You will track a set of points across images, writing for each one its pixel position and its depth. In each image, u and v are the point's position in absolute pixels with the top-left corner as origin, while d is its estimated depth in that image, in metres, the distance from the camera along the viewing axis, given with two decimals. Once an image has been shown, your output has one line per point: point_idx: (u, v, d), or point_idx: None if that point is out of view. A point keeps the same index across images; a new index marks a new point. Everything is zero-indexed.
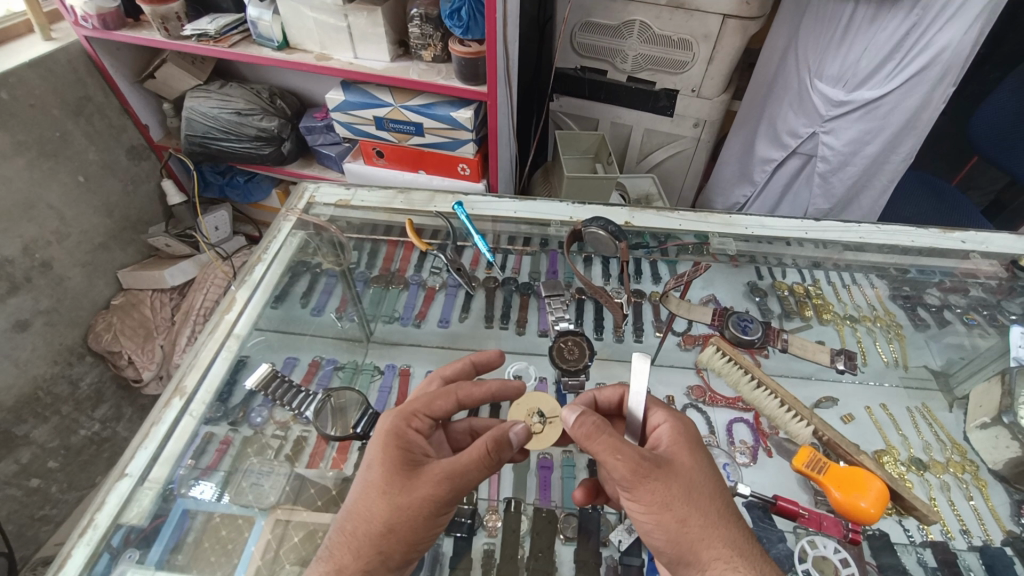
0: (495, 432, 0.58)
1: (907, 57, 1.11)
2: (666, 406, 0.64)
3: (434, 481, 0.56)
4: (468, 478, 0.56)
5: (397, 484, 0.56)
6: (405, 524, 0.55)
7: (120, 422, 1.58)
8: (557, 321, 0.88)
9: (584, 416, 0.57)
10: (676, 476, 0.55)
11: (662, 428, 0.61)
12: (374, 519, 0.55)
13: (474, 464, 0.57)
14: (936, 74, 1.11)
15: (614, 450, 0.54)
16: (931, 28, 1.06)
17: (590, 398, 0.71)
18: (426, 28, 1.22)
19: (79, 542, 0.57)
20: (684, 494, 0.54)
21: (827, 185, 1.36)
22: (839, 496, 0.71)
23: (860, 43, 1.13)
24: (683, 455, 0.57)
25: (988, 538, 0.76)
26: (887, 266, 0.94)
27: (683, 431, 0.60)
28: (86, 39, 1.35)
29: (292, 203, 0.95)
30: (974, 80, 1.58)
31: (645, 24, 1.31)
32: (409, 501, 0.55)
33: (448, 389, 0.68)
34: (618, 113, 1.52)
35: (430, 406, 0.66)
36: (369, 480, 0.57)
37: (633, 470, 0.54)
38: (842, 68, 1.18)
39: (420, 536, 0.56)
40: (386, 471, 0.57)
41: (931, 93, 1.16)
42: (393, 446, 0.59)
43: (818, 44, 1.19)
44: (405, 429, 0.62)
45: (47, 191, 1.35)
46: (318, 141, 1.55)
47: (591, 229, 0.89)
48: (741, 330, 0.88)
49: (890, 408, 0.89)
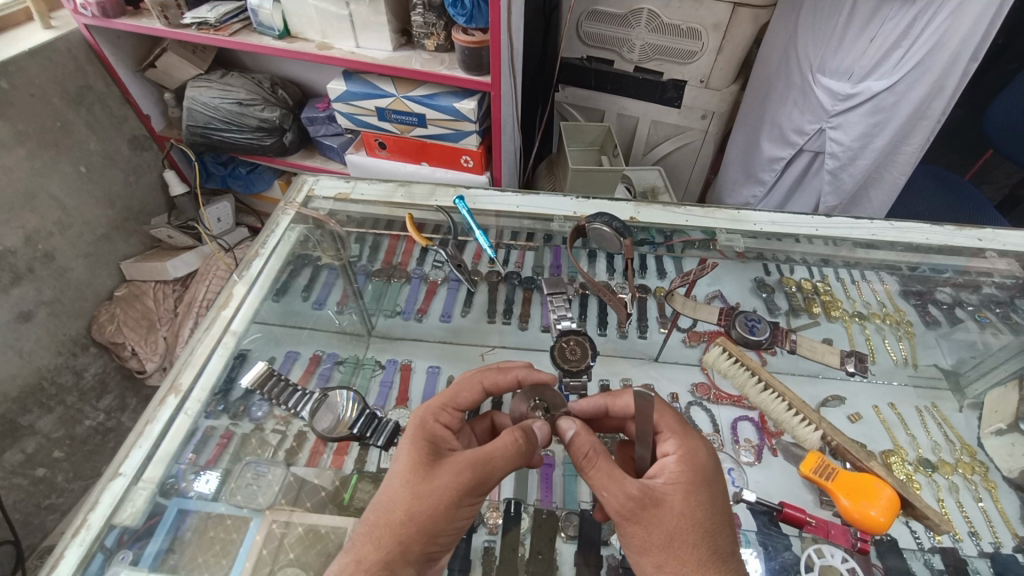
0: (523, 428, 0.60)
1: (914, 46, 1.07)
2: (679, 434, 0.60)
3: (458, 469, 0.55)
4: (494, 464, 0.56)
5: (421, 472, 0.56)
6: (425, 512, 0.53)
7: (125, 412, 1.58)
8: (559, 319, 0.84)
9: (581, 437, 0.58)
10: (661, 519, 0.54)
11: (670, 458, 0.58)
12: (396, 508, 0.54)
13: (503, 448, 0.57)
14: (944, 62, 1.07)
15: (603, 486, 0.56)
16: (939, 16, 1.02)
17: (602, 406, 0.69)
18: (429, 16, 1.19)
19: (73, 542, 0.57)
20: (665, 542, 0.53)
21: (837, 180, 1.32)
22: (847, 503, 0.70)
23: (864, 34, 1.10)
24: (677, 495, 0.55)
25: (998, 541, 0.74)
26: (900, 263, 0.90)
27: (689, 469, 0.57)
28: (86, 27, 1.33)
29: (291, 196, 0.92)
30: (989, 71, 1.54)
31: (654, 13, 1.28)
32: (432, 488, 0.54)
33: (472, 379, 0.68)
34: (624, 104, 1.49)
35: (456, 399, 0.66)
36: (395, 470, 0.57)
37: (619, 509, 0.55)
38: (845, 61, 1.15)
39: (441, 526, 0.54)
40: (410, 461, 0.57)
41: (940, 82, 1.12)
42: (420, 438, 0.59)
43: (818, 39, 1.16)
44: (431, 423, 0.62)
45: (49, 181, 1.35)
46: (320, 131, 1.53)
47: (595, 225, 0.87)
48: (748, 330, 0.85)
49: (899, 407, 0.88)
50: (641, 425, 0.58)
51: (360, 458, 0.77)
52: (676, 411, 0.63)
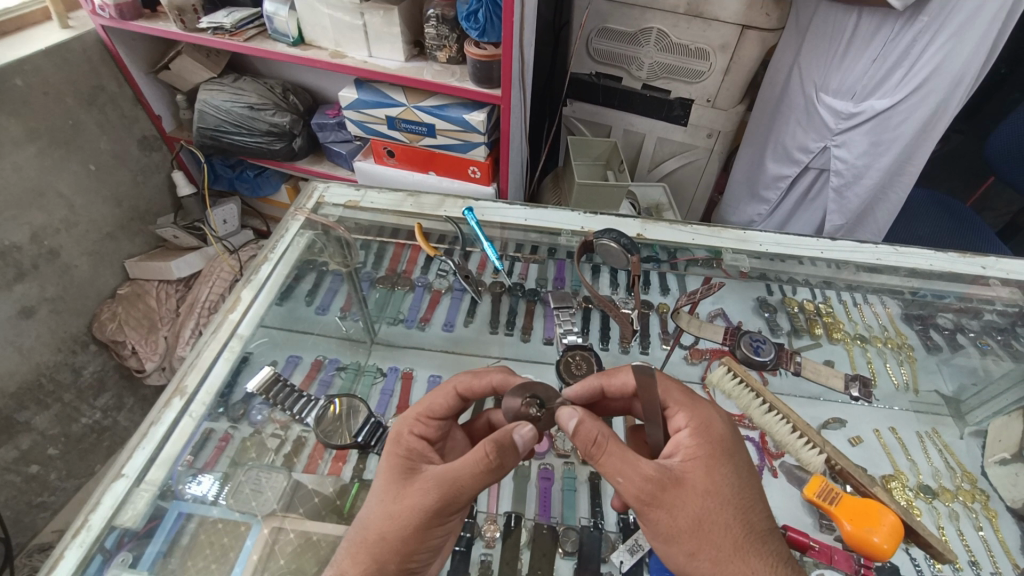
0: (496, 440, 0.53)
1: (914, 67, 1.09)
2: (689, 407, 0.61)
3: (426, 488, 0.54)
4: (462, 483, 0.54)
5: (393, 491, 0.56)
6: (396, 532, 0.53)
7: (121, 412, 1.58)
8: (565, 334, 0.88)
9: (585, 425, 0.56)
10: (682, 500, 0.53)
11: (682, 433, 0.58)
12: (370, 527, 0.54)
13: (469, 466, 0.53)
14: (947, 84, 1.08)
15: (618, 471, 0.54)
16: (938, 38, 1.04)
17: (597, 386, 0.67)
18: (442, 29, 1.21)
19: (70, 544, 0.56)
20: (692, 526, 0.52)
21: (842, 199, 1.32)
22: (850, 529, 0.69)
23: (865, 54, 1.12)
24: (697, 473, 0.54)
25: (998, 571, 0.74)
26: (902, 288, 0.90)
27: (704, 442, 0.57)
28: (102, 28, 1.35)
29: (301, 203, 0.92)
30: (992, 99, 1.56)
31: (663, 32, 1.29)
32: (398, 509, 0.54)
33: (446, 384, 0.67)
34: (631, 121, 1.51)
35: (431, 407, 0.65)
36: (373, 489, 0.58)
37: (638, 494, 0.53)
38: (847, 81, 1.17)
39: (414, 546, 0.54)
40: (385, 479, 0.57)
41: (944, 102, 1.13)
42: (395, 454, 0.60)
43: (821, 60, 1.19)
44: (406, 436, 0.62)
45: (58, 179, 1.36)
46: (329, 137, 1.54)
47: (602, 241, 0.88)
48: (754, 350, 0.88)
49: (900, 431, 0.88)
50: (646, 403, 0.59)
51: (359, 466, 0.77)
52: (682, 384, 0.64)
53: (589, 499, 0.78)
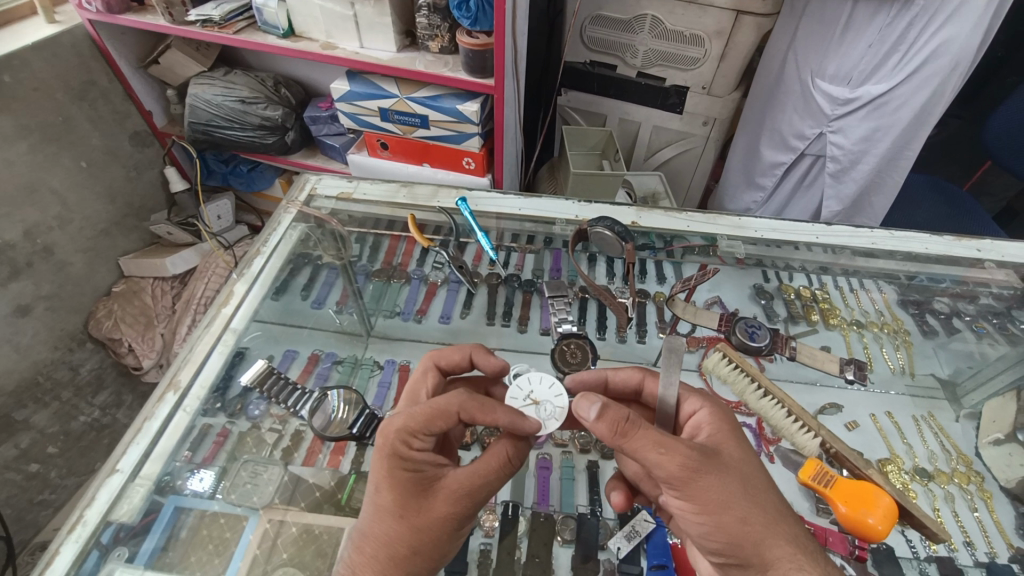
0: (517, 447, 0.58)
1: (911, 51, 1.08)
2: (699, 393, 0.62)
3: (454, 500, 0.55)
4: (488, 490, 0.57)
5: (415, 508, 0.54)
6: (428, 544, 0.54)
7: (120, 409, 1.56)
8: (560, 322, 0.88)
9: (611, 410, 0.52)
10: (728, 466, 0.53)
11: (701, 414, 0.59)
12: (398, 544, 0.54)
13: (495, 475, 0.56)
14: (944, 68, 1.08)
15: (656, 447, 0.51)
16: (935, 22, 1.03)
17: (602, 378, 0.69)
18: (433, 18, 1.20)
19: (67, 539, 0.56)
20: (742, 490, 0.51)
21: (839, 186, 1.32)
22: (845, 511, 0.68)
23: (861, 39, 1.11)
24: (728, 443, 0.56)
25: (993, 552, 0.75)
26: (898, 272, 0.91)
27: (723, 418, 0.59)
28: (90, 22, 1.33)
29: (294, 195, 0.92)
30: (988, 83, 1.55)
31: (657, 19, 1.28)
32: (428, 522, 0.54)
33: (447, 404, 0.57)
34: (626, 109, 1.50)
35: (429, 425, 0.57)
36: (384, 505, 0.55)
37: (683, 466, 0.51)
38: (844, 67, 1.16)
39: (443, 549, 0.56)
40: (401, 498, 0.54)
41: (941, 88, 1.12)
42: (405, 473, 0.55)
43: (817, 46, 1.18)
44: (408, 454, 0.56)
45: (50, 176, 1.35)
46: (322, 130, 1.53)
47: (597, 230, 0.87)
48: (749, 337, 0.87)
49: (895, 416, 0.88)
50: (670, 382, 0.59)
51: (357, 459, 0.76)
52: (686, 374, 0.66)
53: (586, 487, 0.79)
